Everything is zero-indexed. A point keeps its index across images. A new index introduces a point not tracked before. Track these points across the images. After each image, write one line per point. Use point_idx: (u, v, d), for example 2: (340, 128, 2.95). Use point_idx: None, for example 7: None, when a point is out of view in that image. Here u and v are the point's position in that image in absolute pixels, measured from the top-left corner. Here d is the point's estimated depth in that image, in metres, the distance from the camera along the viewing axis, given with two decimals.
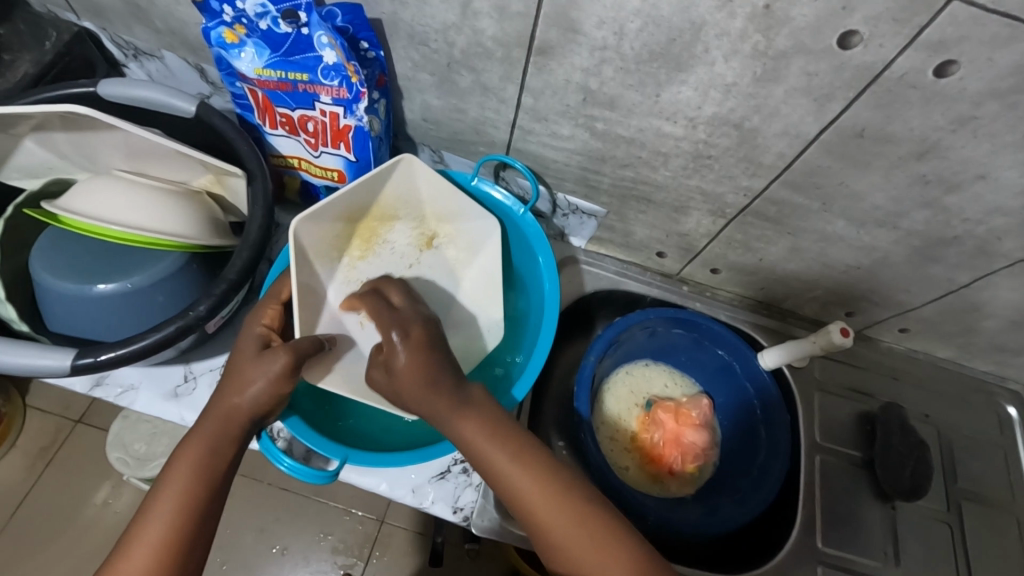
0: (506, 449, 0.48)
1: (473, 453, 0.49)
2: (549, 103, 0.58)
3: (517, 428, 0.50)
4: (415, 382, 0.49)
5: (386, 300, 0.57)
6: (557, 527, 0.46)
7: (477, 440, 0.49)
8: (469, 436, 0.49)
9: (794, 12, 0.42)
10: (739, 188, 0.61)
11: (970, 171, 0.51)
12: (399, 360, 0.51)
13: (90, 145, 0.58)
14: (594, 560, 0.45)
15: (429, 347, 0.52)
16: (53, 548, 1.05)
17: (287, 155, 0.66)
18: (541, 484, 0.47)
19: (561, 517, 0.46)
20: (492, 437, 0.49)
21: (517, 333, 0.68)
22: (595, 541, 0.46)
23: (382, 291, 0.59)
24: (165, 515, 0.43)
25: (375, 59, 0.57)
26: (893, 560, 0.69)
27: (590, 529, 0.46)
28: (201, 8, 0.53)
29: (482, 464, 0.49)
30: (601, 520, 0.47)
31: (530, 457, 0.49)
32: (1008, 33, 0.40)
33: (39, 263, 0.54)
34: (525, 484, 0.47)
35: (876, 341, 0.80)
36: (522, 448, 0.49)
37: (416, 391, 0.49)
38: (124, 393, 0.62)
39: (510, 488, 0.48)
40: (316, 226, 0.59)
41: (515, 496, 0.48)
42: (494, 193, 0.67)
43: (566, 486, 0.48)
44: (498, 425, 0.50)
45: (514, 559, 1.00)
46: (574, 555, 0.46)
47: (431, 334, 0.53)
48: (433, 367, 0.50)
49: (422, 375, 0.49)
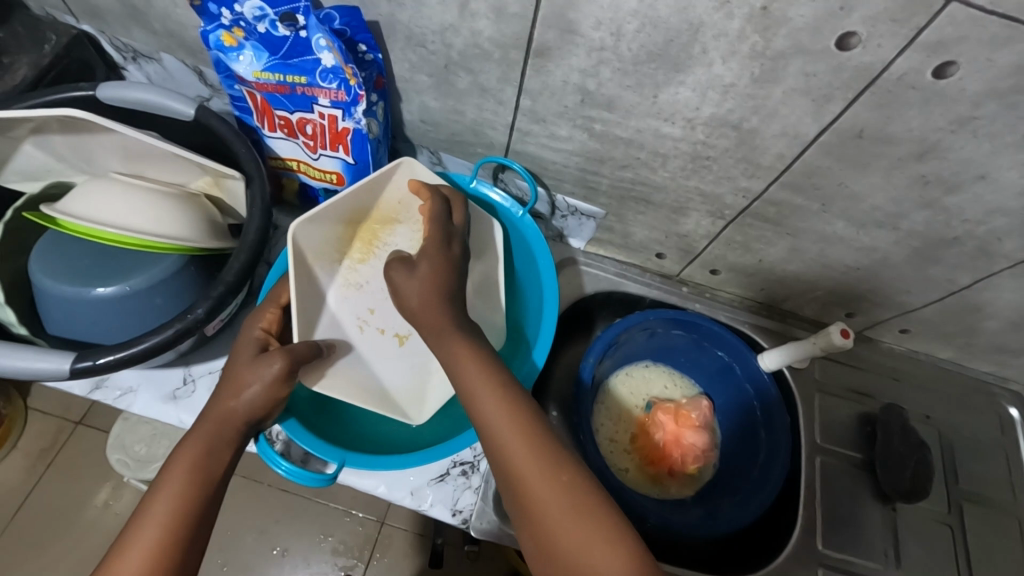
0: (501, 401, 0.45)
1: (465, 395, 0.47)
2: (547, 105, 0.58)
3: (520, 388, 0.47)
4: (431, 289, 0.51)
5: (450, 211, 0.57)
6: (537, 489, 0.41)
7: (470, 382, 0.46)
8: (468, 380, 0.47)
9: (792, 12, 0.42)
10: (738, 189, 0.60)
11: (971, 172, 0.50)
12: (425, 266, 0.53)
13: (87, 148, 0.58)
14: (567, 534, 0.40)
15: (456, 264, 0.54)
16: (54, 549, 1.05)
17: (285, 157, 0.66)
18: (529, 441, 0.43)
19: (545, 479, 0.41)
20: (490, 388, 0.46)
21: (518, 342, 0.67)
22: (579, 513, 0.40)
23: (452, 202, 0.58)
24: (159, 517, 0.42)
25: (373, 61, 0.57)
26: (894, 562, 0.69)
27: (570, 498, 0.41)
28: (198, 11, 0.53)
29: (474, 414, 0.45)
30: (590, 494, 0.41)
31: (525, 414, 0.44)
32: (1008, 34, 0.40)
33: (37, 267, 0.54)
34: (512, 437, 0.43)
35: (877, 341, 0.80)
36: (518, 404, 0.45)
37: (428, 298, 0.51)
38: (122, 396, 0.62)
39: (497, 442, 0.43)
40: (315, 229, 0.59)
41: (500, 449, 0.43)
42: (492, 195, 0.67)
43: (558, 451, 0.43)
44: (501, 379, 0.47)
45: (515, 561, 1.00)
46: (551, 523, 0.40)
47: (461, 258, 0.55)
48: (454, 284, 0.53)
49: (440, 284, 0.52)
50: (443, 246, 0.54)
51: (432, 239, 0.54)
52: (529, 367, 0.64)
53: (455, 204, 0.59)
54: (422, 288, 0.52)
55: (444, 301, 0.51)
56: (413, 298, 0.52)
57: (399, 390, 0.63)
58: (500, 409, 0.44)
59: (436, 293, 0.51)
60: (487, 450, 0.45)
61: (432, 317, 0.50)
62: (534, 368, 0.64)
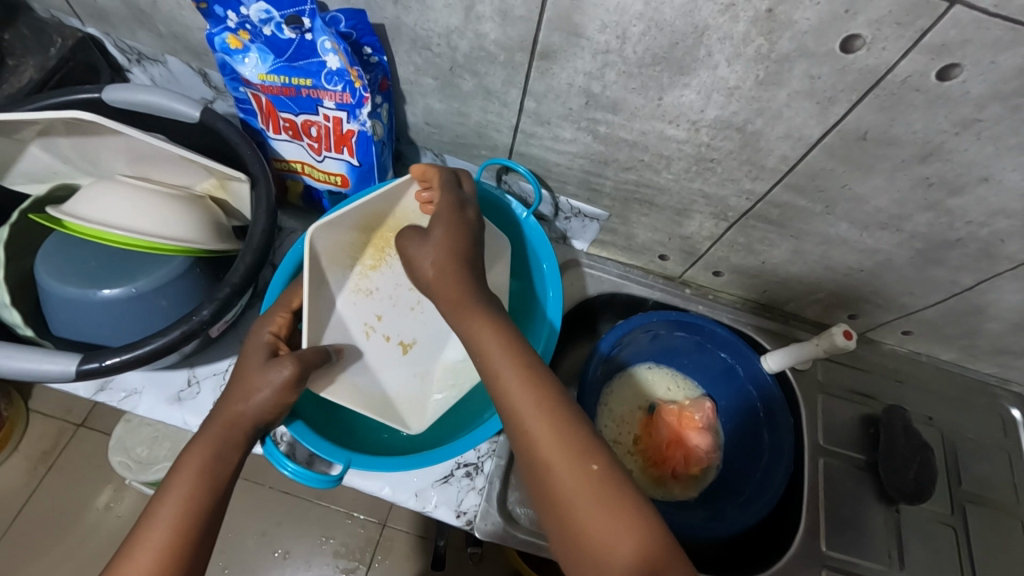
0: (525, 386, 0.44)
1: (491, 378, 0.46)
2: (551, 107, 0.58)
3: (545, 369, 0.46)
4: (448, 255, 0.52)
5: (460, 182, 0.58)
6: (562, 473, 0.41)
7: (497, 367, 0.45)
8: (490, 359, 0.46)
9: (797, 15, 0.42)
10: (741, 191, 0.61)
11: (974, 174, 0.51)
12: (436, 233, 0.53)
13: (94, 151, 0.58)
14: (597, 525, 0.40)
15: (471, 229, 0.54)
16: (55, 551, 1.05)
17: (289, 159, 0.66)
18: (555, 425, 0.42)
19: (572, 465, 0.41)
20: (514, 370, 0.45)
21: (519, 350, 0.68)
22: (603, 502, 0.40)
23: (461, 176, 0.59)
24: (170, 518, 0.42)
25: (378, 63, 0.57)
26: (898, 564, 0.69)
27: (600, 490, 0.40)
28: (205, 14, 0.53)
29: (497, 395, 0.45)
30: (617, 485, 0.41)
31: (553, 401, 0.43)
32: (1012, 37, 0.40)
33: (44, 269, 0.54)
34: (537, 422, 0.42)
35: (879, 343, 0.81)
36: (543, 387, 0.44)
37: (444, 265, 0.52)
38: (127, 397, 0.62)
39: (521, 426, 0.43)
40: (332, 234, 0.58)
41: (524, 433, 0.43)
42: (496, 197, 0.66)
43: (585, 437, 0.42)
44: (525, 360, 0.45)
45: (516, 562, 1.00)
46: (577, 512, 0.40)
47: (475, 223, 0.55)
48: (468, 248, 0.53)
49: (456, 251, 0.53)
50: (456, 209, 0.54)
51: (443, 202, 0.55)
52: (547, 329, 0.65)
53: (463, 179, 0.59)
54: (438, 253, 0.52)
55: (464, 272, 0.52)
56: (428, 266, 0.53)
57: (401, 398, 0.63)
58: (526, 392, 0.44)
59: (456, 262, 0.52)
60: (511, 433, 0.44)
61: (447, 286, 0.51)
62: (552, 330, 0.65)
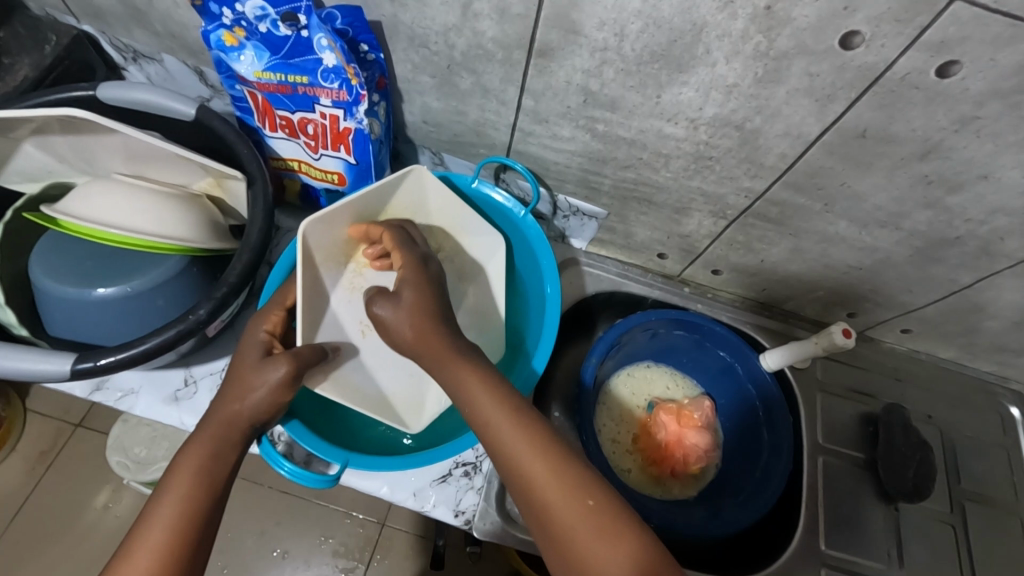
0: (513, 419, 0.45)
1: (477, 418, 0.46)
2: (549, 105, 0.58)
3: (529, 404, 0.47)
4: (421, 315, 0.51)
5: (410, 236, 0.59)
6: (557, 502, 0.42)
7: (482, 404, 0.47)
8: (476, 399, 0.47)
9: (796, 12, 0.42)
10: (740, 189, 0.60)
11: (973, 171, 0.51)
12: (405, 295, 0.53)
13: (90, 149, 0.58)
14: (594, 548, 0.40)
15: (436, 284, 0.55)
16: (52, 552, 1.04)
17: (287, 158, 0.66)
18: (546, 457, 0.43)
19: (565, 496, 0.42)
20: (503, 407, 0.46)
21: (517, 359, 0.67)
22: (599, 526, 0.41)
23: (409, 228, 0.60)
24: (168, 518, 0.42)
25: (376, 61, 0.57)
26: (897, 562, 0.69)
27: (593, 513, 0.41)
28: (200, 11, 0.53)
29: (486, 435, 0.46)
30: (611, 507, 0.42)
31: (539, 430, 0.45)
32: (1011, 33, 0.40)
33: (38, 268, 0.54)
34: (526, 454, 0.44)
35: (878, 341, 0.80)
36: (528, 418, 0.46)
37: (422, 326, 0.51)
38: (124, 397, 0.62)
39: (512, 460, 0.44)
40: (326, 231, 0.59)
41: (516, 469, 0.44)
42: (495, 196, 0.67)
43: (576, 466, 0.44)
44: (513, 400, 0.47)
45: (514, 561, 1.00)
46: (573, 537, 0.41)
47: (439, 276, 0.56)
48: (439, 301, 0.53)
49: (429, 308, 0.52)
50: (420, 266, 0.55)
51: (408, 260, 0.56)
52: (529, 373, 0.63)
53: (411, 230, 0.61)
54: (413, 315, 0.51)
55: (438, 327, 0.51)
56: (406, 330, 0.51)
57: (398, 399, 0.62)
58: (514, 425, 0.45)
59: (433, 318, 0.51)
60: (501, 468, 0.45)
61: (431, 345, 0.50)
62: (533, 376, 0.63)
